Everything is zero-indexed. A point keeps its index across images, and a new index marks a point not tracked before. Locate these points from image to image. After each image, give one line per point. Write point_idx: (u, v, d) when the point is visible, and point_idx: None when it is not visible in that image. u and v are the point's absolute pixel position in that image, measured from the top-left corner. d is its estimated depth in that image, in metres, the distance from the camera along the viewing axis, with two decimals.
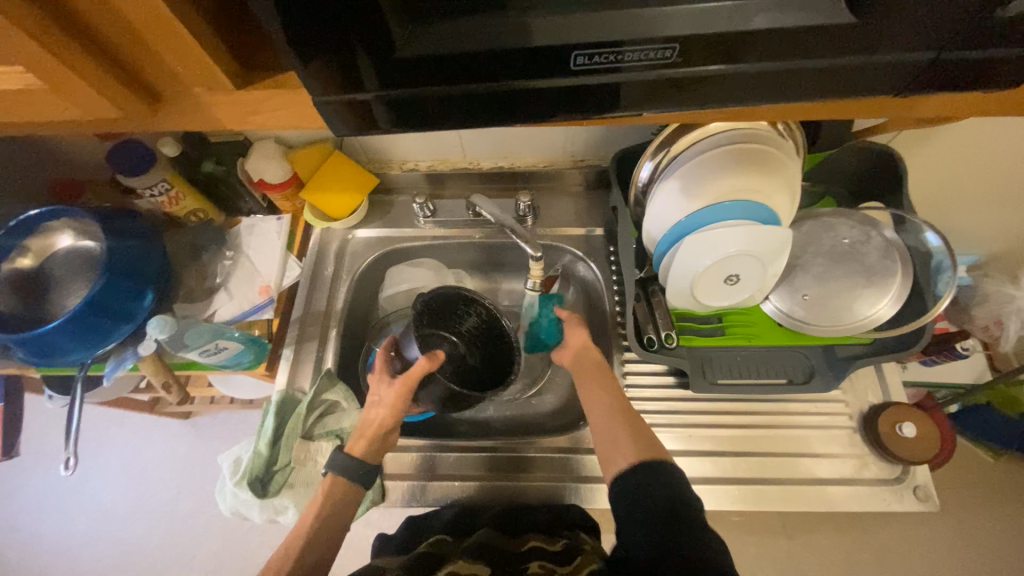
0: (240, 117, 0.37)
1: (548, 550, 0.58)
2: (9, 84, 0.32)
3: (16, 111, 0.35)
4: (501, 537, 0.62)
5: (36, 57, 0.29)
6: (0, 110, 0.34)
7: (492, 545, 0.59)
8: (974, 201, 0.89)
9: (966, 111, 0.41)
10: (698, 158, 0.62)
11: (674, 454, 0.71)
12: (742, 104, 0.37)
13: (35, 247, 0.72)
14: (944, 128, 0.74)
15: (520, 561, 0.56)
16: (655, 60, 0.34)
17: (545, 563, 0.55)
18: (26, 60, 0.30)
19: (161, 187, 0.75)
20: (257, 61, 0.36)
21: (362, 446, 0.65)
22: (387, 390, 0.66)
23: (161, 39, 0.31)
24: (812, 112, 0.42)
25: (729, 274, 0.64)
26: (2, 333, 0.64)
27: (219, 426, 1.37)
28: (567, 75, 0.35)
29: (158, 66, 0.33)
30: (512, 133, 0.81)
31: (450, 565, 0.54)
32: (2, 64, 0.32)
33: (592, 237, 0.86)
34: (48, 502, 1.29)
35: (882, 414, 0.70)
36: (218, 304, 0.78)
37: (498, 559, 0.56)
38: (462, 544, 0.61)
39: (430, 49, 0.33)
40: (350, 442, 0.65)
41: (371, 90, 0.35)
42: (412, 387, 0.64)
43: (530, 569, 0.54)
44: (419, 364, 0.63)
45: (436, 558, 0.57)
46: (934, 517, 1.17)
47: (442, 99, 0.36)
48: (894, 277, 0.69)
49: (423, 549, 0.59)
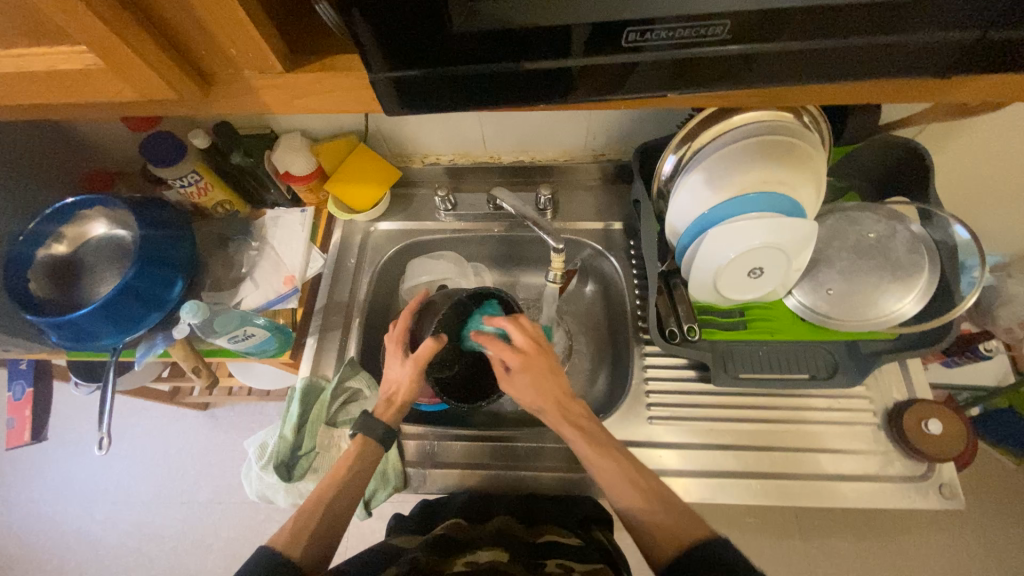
0: (286, 101, 0.39)
1: (566, 547, 0.59)
2: (70, 64, 0.34)
3: (75, 91, 0.36)
4: (517, 526, 0.64)
5: (100, 38, 0.31)
6: (62, 91, 0.36)
7: (509, 534, 0.61)
8: (1000, 198, 0.88)
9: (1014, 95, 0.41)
10: (723, 150, 0.62)
11: (695, 447, 0.71)
12: (783, 84, 0.38)
13: (69, 234, 0.74)
14: (972, 123, 0.74)
15: (539, 556, 0.57)
16: (705, 36, 0.34)
17: (563, 561, 0.56)
18: (88, 41, 0.31)
19: (192, 178, 0.77)
20: (306, 46, 0.38)
21: (390, 412, 0.66)
22: (398, 365, 0.67)
23: (219, 21, 0.32)
24: (852, 94, 0.42)
25: (754, 267, 0.64)
26: (38, 317, 0.66)
27: (236, 417, 1.39)
28: (617, 52, 0.36)
29: (212, 49, 0.34)
30: (534, 126, 0.81)
31: (470, 554, 0.55)
32: (65, 44, 0.33)
33: (611, 231, 0.87)
34: (71, 488, 1.32)
35: (908, 411, 0.69)
36: (244, 293, 0.79)
37: (516, 546, 0.58)
38: (478, 529, 0.62)
39: (485, 25, 0.34)
40: (377, 409, 0.66)
41: (422, 66, 0.36)
42: (421, 367, 0.65)
43: (549, 567, 0.54)
44: (424, 345, 0.63)
45: (457, 542, 0.58)
46: (954, 522, 1.15)
47: (491, 77, 0.37)
48: (921, 273, 0.68)
49: (442, 531, 0.61)
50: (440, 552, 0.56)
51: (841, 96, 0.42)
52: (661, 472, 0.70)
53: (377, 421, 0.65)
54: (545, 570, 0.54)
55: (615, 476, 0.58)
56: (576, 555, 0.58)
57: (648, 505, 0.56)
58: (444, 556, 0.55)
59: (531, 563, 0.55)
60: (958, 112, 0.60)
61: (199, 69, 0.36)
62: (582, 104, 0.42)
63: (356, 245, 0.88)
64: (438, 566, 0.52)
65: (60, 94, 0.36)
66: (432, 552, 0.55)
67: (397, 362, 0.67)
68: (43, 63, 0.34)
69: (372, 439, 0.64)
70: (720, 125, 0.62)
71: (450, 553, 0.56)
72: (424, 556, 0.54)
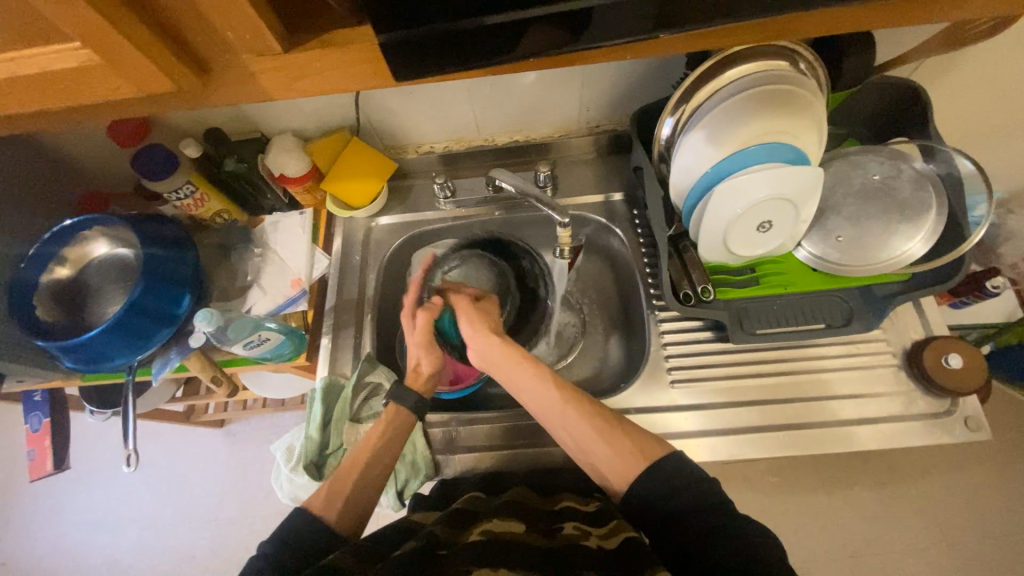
0: (284, 83, 0.43)
1: (582, 512, 0.60)
2: (66, 62, 0.37)
3: (80, 93, 0.40)
4: (533, 496, 0.64)
5: (101, 34, 0.34)
6: (68, 93, 0.39)
7: (523, 501, 0.61)
8: (993, 133, 0.89)
9: (996, 6, 0.43)
10: (721, 105, 0.61)
11: (719, 407, 0.71)
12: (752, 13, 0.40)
13: (72, 256, 0.73)
14: (967, 57, 0.74)
15: (555, 522, 0.58)
16: None
17: (579, 525, 0.57)
18: (86, 35, 0.34)
19: (187, 189, 0.76)
20: (301, 32, 0.42)
21: (418, 383, 0.70)
22: (411, 337, 0.72)
23: (218, 7, 0.36)
24: (838, 24, 0.44)
25: (762, 220, 0.64)
26: (48, 343, 0.65)
27: (254, 431, 1.39)
28: None
29: (205, 32, 0.38)
30: (527, 102, 0.80)
31: (484, 522, 0.56)
32: (61, 43, 0.36)
33: (613, 202, 0.86)
34: (96, 517, 1.32)
35: (926, 348, 0.70)
36: (253, 300, 0.78)
37: (533, 514, 0.59)
38: (493, 501, 0.62)
39: None
40: (409, 379, 0.71)
41: None
42: (429, 339, 0.70)
43: (565, 531, 0.56)
44: (421, 315, 0.70)
45: (471, 513, 0.59)
46: (979, 463, 1.16)
47: None
48: (928, 209, 0.68)
49: (460, 504, 0.62)
50: (455, 524, 0.57)
51: (833, 25, 0.44)
52: (684, 433, 0.70)
53: (410, 390, 0.68)
54: (561, 534, 0.55)
55: (549, 405, 0.61)
56: (592, 517, 0.58)
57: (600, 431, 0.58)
58: (458, 528, 0.56)
59: (547, 530, 0.56)
60: (955, 43, 0.64)
61: (194, 58, 0.40)
62: (562, 60, 0.45)
63: (359, 242, 0.87)
64: (455, 539, 0.54)
65: (67, 97, 0.40)
66: (448, 525, 0.56)
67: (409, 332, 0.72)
68: (40, 64, 0.37)
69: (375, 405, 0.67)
70: (717, 79, 0.61)
71: (465, 525, 0.56)
72: (440, 530, 0.55)
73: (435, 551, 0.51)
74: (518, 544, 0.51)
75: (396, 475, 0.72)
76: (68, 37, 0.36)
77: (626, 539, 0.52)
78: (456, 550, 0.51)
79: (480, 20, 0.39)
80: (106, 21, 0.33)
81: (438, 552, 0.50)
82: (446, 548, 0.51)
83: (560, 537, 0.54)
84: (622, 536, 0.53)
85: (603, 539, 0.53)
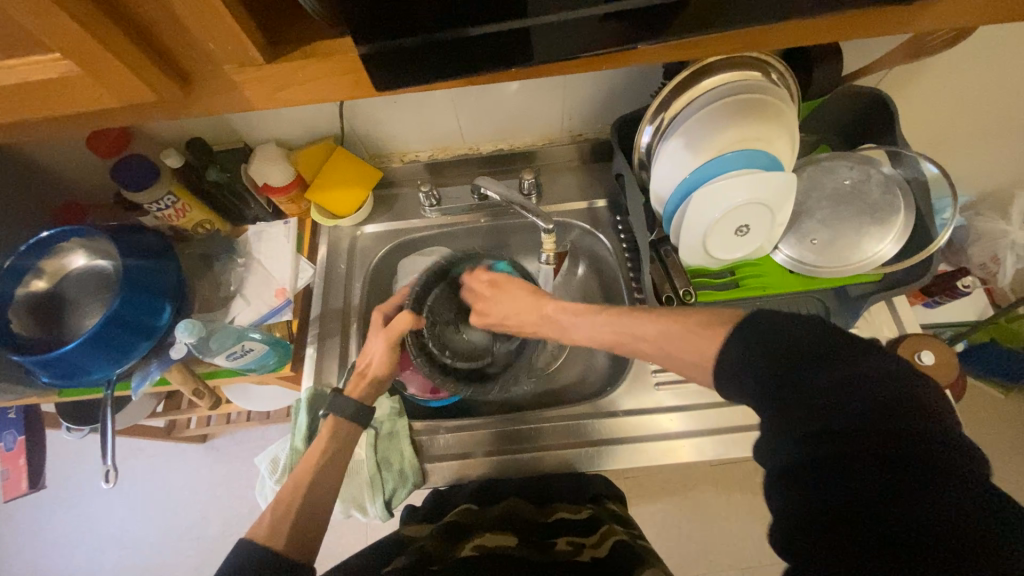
0: (268, 94, 0.43)
1: (574, 522, 0.63)
2: (47, 73, 0.37)
3: (61, 103, 0.40)
4: (528, 506, 0.67)
5: (83, 46, 0.35)
6: (49, 104, 0.40)
7: (518, 513, 0.63)
8: (957, 138, 0.93)
9: (951, 18, 0.45)
10: (697, 113, 0.63)
11: (704, 407, 0.72)
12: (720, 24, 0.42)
13: (49, 269, 0.72)
14: (930, 67, 0.77)
15: (549, 536, 0.60)
16: None
17: (571, 538, 0.59)
18: (66, 46, 0.34)
19: (168, 200, 0.75)
20: (284, 45, 0.42)
21: (359, 387, 0.70)
22: (375, 338, 0.72)
23: (201, 20, 0.36)
24: (804, 36, 0.46)
25: (739, 224, 0.65)
26: (22, 357, 0.64)
27: (237, 445, 1.36)
28: None
29: (188, 44, 0.38)
30: (511, 112, 0.82)
31: (476, 538, 0.56)
32: (41, 54, 0.36)
33: (596, 208, 0.88)
34: (72, 539, 1.28)
35: (898, 347, 0.72)
36: (236, 311, 0.77)
37: (526, 529, 0.61)
38: (485, 514, 0.63)
39: None
40: (349, 383, 0.70)
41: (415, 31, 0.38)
42: (392, 343, 0.71)
43: (559, 544, 0.58)
44: (400, 319, 0.71)
45: (464, 527, 0.59)
46: None
47: None
48: (897, 212, 0.71)
49: (451, 517, 0.62)
50: (446, 538, 0.56)
51: (802, 35, 0.46)
52: (670, 434, 0.71)
53: (347, 400, 0.68)
54: (555, 548, 0.56)
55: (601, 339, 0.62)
56: (582, 530, 0.61)
57: (677, 337, 0.52)
58: (450, 542, 0.56)
59: (541, 543, 0.58)
60: (918, 52, 0.67)
61: (177, 69, 0.40)
62: (544, 70, 0.46)
63: (344, 251, 0.87)
64: (447, 552, 0.53)
65: (47, 107, 0.40)
66: (440, 538, 0.56)
67: (375, 333, 0.72)
68: (18, 74, 0.37)
69: (357, 414, 0.67)
70: (693, 87, 0.62)
71: (457, 539, 0.56)
72: (432, 543, 0.55)
73: (426, 565, 0.50)
74: (512, 558, 0.52)
75: (382, 484, 0.70)
76: (48, 48, 0.36)
77: (616, 544, 0.55)
78: (449, 564, 0.50)
79: (462, 32, 0.40)
80: (88, 33, 0.34)
81: (429, 567, 0.49)
82: (439, 561, 0.51)
83: (554, 551, 0.55)
84: (612, 543, 0.56)
85: (597, 548, 0.56)
